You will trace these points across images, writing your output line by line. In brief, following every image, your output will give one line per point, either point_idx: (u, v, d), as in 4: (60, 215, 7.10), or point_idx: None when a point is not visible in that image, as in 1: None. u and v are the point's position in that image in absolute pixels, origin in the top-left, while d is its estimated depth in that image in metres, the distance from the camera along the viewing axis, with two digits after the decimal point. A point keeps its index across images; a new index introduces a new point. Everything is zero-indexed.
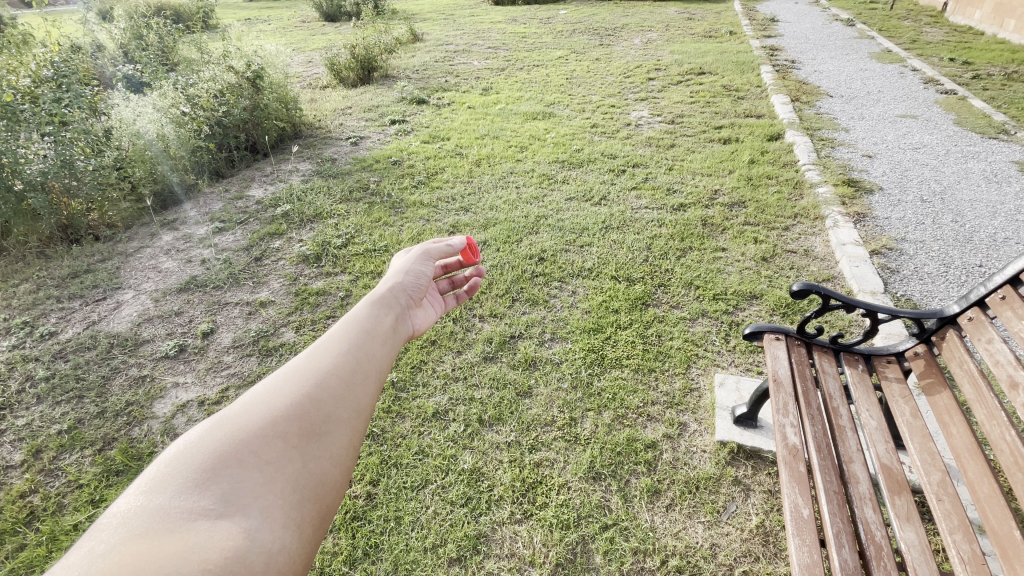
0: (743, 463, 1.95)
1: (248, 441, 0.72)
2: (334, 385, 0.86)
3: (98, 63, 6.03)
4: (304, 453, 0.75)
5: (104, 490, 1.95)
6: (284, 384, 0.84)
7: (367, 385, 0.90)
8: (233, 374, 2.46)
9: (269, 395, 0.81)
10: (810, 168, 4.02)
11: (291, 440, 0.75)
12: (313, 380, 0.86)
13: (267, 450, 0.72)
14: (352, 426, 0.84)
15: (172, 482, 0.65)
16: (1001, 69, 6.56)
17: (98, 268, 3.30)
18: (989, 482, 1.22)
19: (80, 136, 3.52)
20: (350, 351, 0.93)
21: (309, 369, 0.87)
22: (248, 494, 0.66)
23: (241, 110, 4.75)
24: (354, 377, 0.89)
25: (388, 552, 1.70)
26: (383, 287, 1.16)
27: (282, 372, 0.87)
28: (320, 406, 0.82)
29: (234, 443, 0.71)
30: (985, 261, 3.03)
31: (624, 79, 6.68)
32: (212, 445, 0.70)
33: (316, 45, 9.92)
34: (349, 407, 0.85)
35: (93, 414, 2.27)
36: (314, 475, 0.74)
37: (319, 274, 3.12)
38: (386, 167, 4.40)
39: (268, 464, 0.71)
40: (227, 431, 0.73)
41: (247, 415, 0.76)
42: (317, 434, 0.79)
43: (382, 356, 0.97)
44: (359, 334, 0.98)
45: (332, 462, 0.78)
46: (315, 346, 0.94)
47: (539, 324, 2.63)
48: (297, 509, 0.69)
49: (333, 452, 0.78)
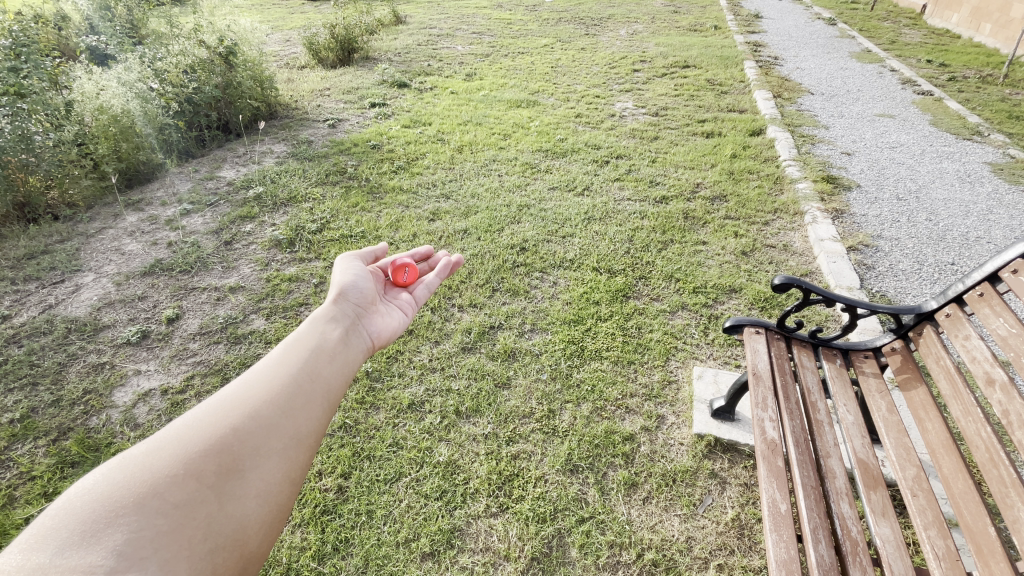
0: (720, 456, 1.95)
1: (154, 484, 0.71)
2: (267, 416, 0.88)
3: (59, 32, 5.69)
4: (221, 494, 0.76)
5: (58, 483, 1.85)
6: (206, 419, 0.84)
7: (305, 412, 0.93)
8: (199, 362, 2.36)
9: (189, 429, 0.82)
10: (790, 164, 4.05)
11: (207, 480, 0.76)
12: (240, 413, 0.87)
13: (179, 491, 0.72)
14: (285, 456, 0.86)
15: (57, 537, 0.61)
16: (976, 72, 6.72)
17: (56, 249, 3.13)
18: (963, 478, 1.23)
19: (38, 108, 3.41)
20: (288, 380, 0.96)
21: (238, 401, 0.89)
22: (148, 545, 0.65)
23: (213, 88, 4.60)
24: (290, 406, 0.92)
25: (358, 547, 1.65)
26: (329, 303, 1.20)
27: (208, 403, 0.88)
28: (246, 441, 0.84)
29: (137, 487, 0.69)
30: (957, 259, 3.09)
31: (609, 70, 6.63)
32: (111, 489, 0.68)
33: (295, 23, 9.61)
34: (283, 437, 0.87)
35: (47, 403, 2.15)
36: (231, 517, 0.75)
37: (292, 260, 3.03)
38: (364, 151, 4.28)
39: (176, 507, 0.70)
40: (130, 473, 0.71)
41: (156, 456, 0.75)
42: (238, 471, 0.80)
43: (327, 378, 1.01)
44: (303, 356, 1.02)
45: (254, 500, 0.79)
46: (249, 372, 0.96)
47: (519, 314, 2.59)
48: (208, 557, 0.69)
49: (258, 489, 0.80)
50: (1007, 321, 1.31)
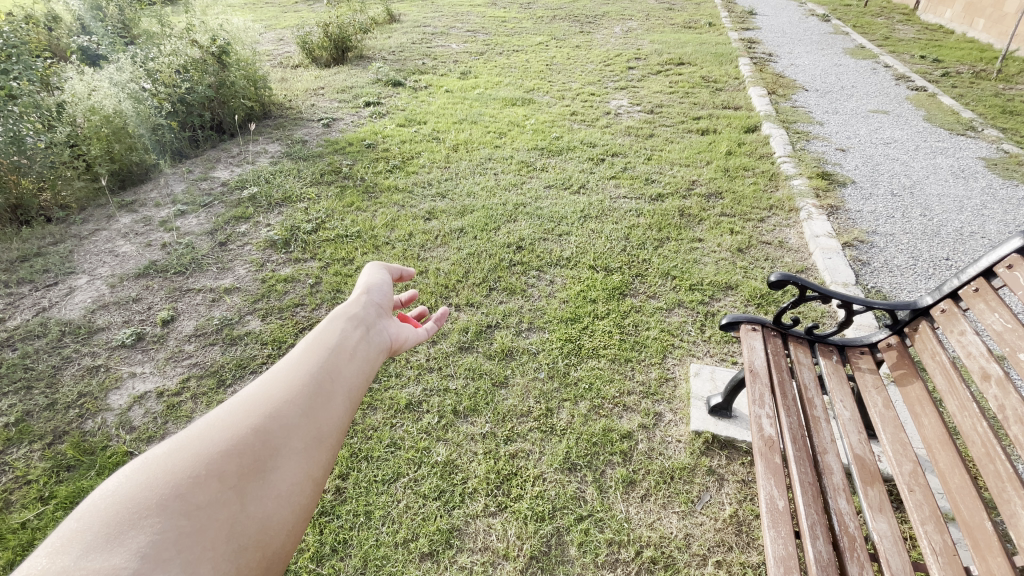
0: (718, 453, 1.95)
1: (175, 485, 0.63)
2: (292, 414, 0.79)
3: (51, 33, 5.67)
4: (246, 493, 0.67)
5: (54, 486, 1.84)
6: (230, 416, 0.76)
7: (335, 406, 0.83)
8: (194, 364, 2.35)
9: (212, 426, 0.74)
10: (786, 160, 4.06)
11: (229, 481, 0.67)
12: (267, 409, 0.78)
13: (201, 492, 0.63)
14: (314, 454, 0.76)
15: (81, 540, 0.55)
16: (969, 67, 6.74)
17: (49, 251, 3.11)
18: (959, 473, 1.23)
19: (30, 111, 3.35)
20: (311, 377, 0.86)
21: (262, 396, 0.81)
22: (172, 547, 0.56)
23: (206, 87, 4.57)
24: (318, 400, 0.83)
25: (357, 548, 1.65)
26: (351, 303, 1.10)
27: (234, 401, 0.80)
28: (271, 437, 0.75)
29: (160, 488, 0.62)
30: (952, 255, 3.10)
31: (604, 67, 6.63)
32: (129, 493, 0.60)
33: (288, 22, 9.57)
34: (312, 434, 0.78)
35: (42, 406, 2.14)
36: (256, 517, 0.65)
37: (288, 260, 3.01)
38: (359, 150, 4.27)
39: (199, 508, 0.62)
40: (153, 473, 0.64)
41: (178, 454, 0.67)
42: (264, 471, 0.70)
43: (352, 373, 0.91)
44: (331, 349, 0.92)
45: (283, 501, 0.69)
46: (273, 371, 0.87)
47: (516, 313, 2.59)
48: (234, 561, 0.60)
49: (285, 490, 0.70)
50: (1002, 317, 1.32)
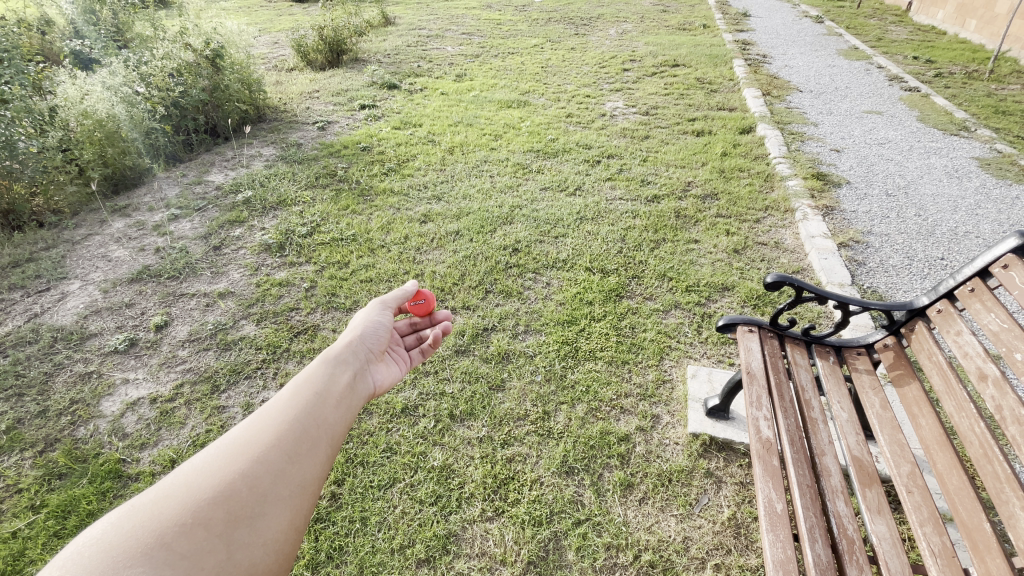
0: (715, 455, 1.94)
1: (161, 533, 0.71)
2: (273, 461, 0.89)
3: (43, 37, 5.63)
4: (229, 541, 0.76)
5: (45, 495, 1.81)
6: (214, 463, 0.85)
7: (314, 456, 0.93)
8: (188, 369, 2.33)
9: (198, 474, 0.82)
10: (781, 161, 4.07)
11: (215, 528, 0.76)
12: (250, 456, 0.88)
13: (186, 542, 0.72)
14: (292, 504, 0.86)
15: None
16: (962, 68, 6.78)
17: (41, 256, 3.08)
18: (957, 474, 1.23)
19: (22, 115, 3.31)
20: (294, 424, 0.95)
21: (246, 443, 0.90)
22: None
23: (200, 91, 4.54)
24: (298, 450, 0.92)
25: (353, 555, 1.63)
26: (341, 344, 1.22)
27: (218, 446, 0.88)
28: (254, 487, 0.84)
29: (146, 538, 0.70)
30: (947, 254, 3.11)
31: (600, 69, 6.64)
32: (118, 540, 0.68)
33: (283, 25, 9.55)
34: (289, 483, 0.88)
35: (34, 413, 2.12)
36: (238, 565, 0.75)
37: (282, 264, 2.99)
38: (354, 153, 4.25)
39: (184, 557, 0.70)
40: (138, 521, 0.72)
41: (163, 502, 0.76)
42: (245, 519, 0.80)
43: (335, 421, 1.01)
44: (314, 397, 1.02)
45: (261, 549, 0.79)
46: (258, 414, 0.96)
47: (512, 316, 2.58)
48: None
49: (265, 538, 0.80)
50: (998, 317, 1.31)
